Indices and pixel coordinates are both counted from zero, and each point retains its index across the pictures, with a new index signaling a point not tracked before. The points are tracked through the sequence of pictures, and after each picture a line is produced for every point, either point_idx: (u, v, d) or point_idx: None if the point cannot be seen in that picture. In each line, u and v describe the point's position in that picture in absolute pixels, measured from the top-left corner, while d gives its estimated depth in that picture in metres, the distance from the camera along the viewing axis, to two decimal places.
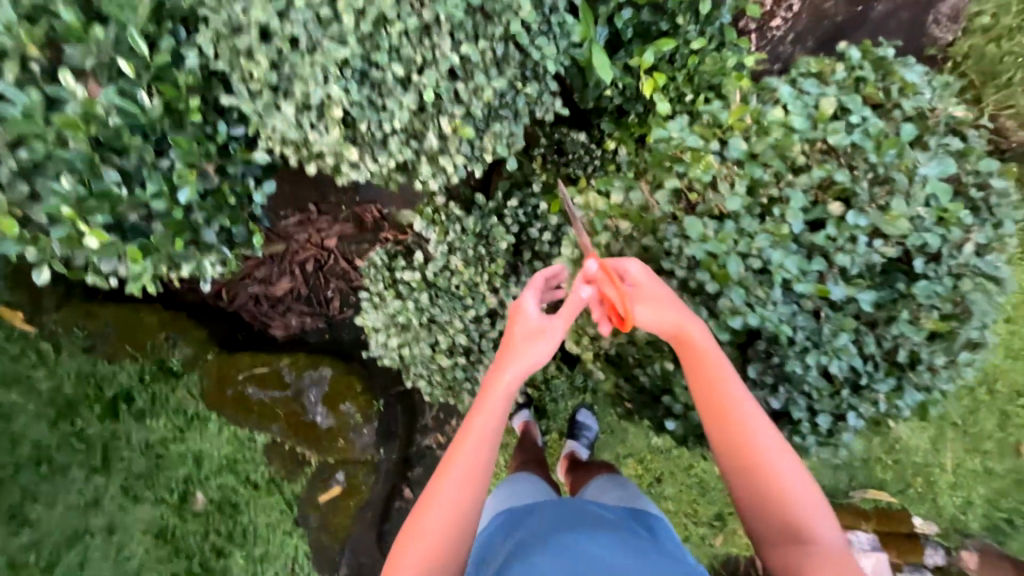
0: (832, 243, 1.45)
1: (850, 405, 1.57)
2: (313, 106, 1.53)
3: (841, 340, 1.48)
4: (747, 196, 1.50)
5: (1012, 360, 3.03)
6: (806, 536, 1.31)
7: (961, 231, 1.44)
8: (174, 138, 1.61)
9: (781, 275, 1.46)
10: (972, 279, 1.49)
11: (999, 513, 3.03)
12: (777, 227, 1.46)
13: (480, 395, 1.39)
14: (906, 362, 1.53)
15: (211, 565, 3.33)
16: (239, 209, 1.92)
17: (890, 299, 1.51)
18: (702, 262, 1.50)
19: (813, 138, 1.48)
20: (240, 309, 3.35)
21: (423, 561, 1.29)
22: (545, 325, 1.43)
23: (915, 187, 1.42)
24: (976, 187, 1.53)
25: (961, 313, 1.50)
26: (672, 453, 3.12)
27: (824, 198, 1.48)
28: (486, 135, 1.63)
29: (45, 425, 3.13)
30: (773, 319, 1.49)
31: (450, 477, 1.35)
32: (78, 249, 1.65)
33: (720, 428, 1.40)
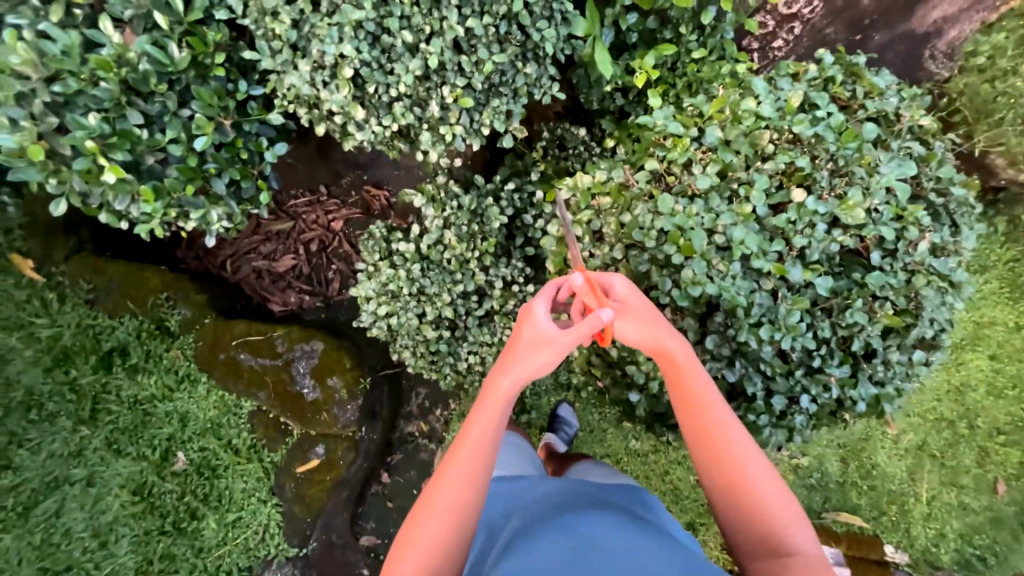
0: (792, 227, 1.54)
1: (803, 387, 1.62)
2: (327, 65, 1.64)
3: (794, 318, 1.54)
4: (718, 178, 1.60)
5: (996, 397, 3.03)
6: (786, 546, 1.30)
7: (917, 229, 1.53)
8: (197, 90, 1.72)
9: (741, 250, 1.53)
10: (926, 276, 1.56)
11: (972, 550, 3.01)
12: (742, 206, 1.55)
13: (478, 398, 1.42)
14: (861, 353, 1.60)
15: (183, 526, 3.33)
16: (250, 165, 2.02)
17: (847, 289, 1.58)
18: (670, 235, 1.58)
19: (781, 127, 1.59)
20: (242, 281, 3.45)
21: (420, 564, 1.31)
22: (548, 335, 1.39)
23: (873, 181, 1.53)
24: (936, 193, 1.62)
25: (914, 309, 1.58)
26: (648, 458, 3.14)
27: (788, 184, 1.57)
28: (486, 110, 1.74)
29: (40, 371, 3.17)
30: (731, 291, 1.56)
31: (446, 480, 1.38)
32: (95, 184, 1.76)
33: (695, 434, 1.43)
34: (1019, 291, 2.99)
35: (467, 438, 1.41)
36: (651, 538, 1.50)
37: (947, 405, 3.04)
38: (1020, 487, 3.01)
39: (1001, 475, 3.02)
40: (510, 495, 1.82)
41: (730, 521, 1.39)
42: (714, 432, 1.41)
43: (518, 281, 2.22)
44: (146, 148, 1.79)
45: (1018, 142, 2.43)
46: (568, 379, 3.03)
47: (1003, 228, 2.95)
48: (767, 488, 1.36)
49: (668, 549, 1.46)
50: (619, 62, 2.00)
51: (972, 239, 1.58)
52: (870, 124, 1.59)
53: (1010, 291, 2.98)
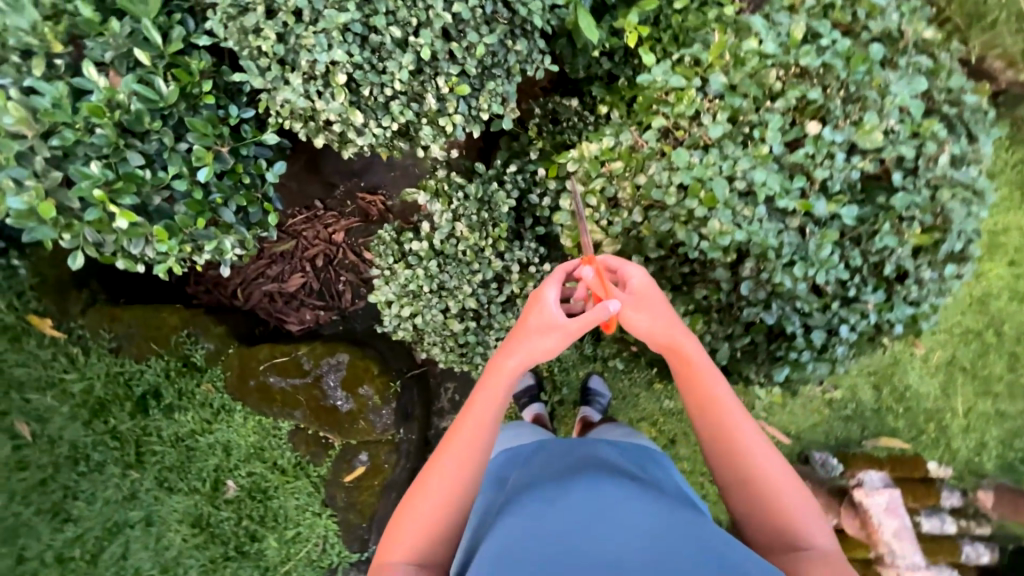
0: (811, 160, 1.53)
1: (841, 318, 1.63)
2: (319, 75, 1.63)
3: (825, 252, 1.55)
4: (729, 125, 1.58)
5: (1020, 302, 3.04)
6: (799, 538, 1.37)
7: (935, 143, 1.51)
8: (191, 122, 1.71)
9: (765, 192, 1.53)
10: (951, 189, 1.55)
11: (1015, 454, 3.06)
12: (758, 147, 1.54)
13: (483, 376, 1.52)
14: (895, 276, 1.61)
15: (245, 549, 3.43)
16: (253, 189, 2.01)
17: (874, 215, 1.57)
18: (690, 188, 1.58)
19: (787, 62, 1.56)
20: (255, 306, 3.50)
21: (423, 527, 1.48)
22: (553, 321, 1.48)
23: (887, 101, 1.50)
24: (948, 104, 1.60)
25: (942, 224, 1.58)
26: (683, 415, 3.22)
27: (802, 119, 1.56)
28: (482, 94, 1.73)
29: (81, 425, 3.28)
30: (760, 234, 1.56)
31: (447, 456, 1.51)
32: (108, 232, 1.78)
33: (705, 425, 1.51)
34: None
35: (469, 419, 1.52)
36: (660, 500, 1.53)
37: (971, 317, 3.07)
38: None
39: None
40: (526, 460, 1.87)
41: (738, 506, 1.47)
42: (730, 428, 1.48)
43: (534, 262, 2.22)
44: (152, 188, 1.79)
45: (1014, 41, 2.40)
46: (594, 351, 3.07)
47: (1007, 131, 2.92)
48: (781, 481, 1.43)
49: (674, 512, 1.49)
50: (603, 25, 1.96)
51: (989, 145, 1.58)
52: (876, 44, 1.54)
53: (1022, 195, 2.98)
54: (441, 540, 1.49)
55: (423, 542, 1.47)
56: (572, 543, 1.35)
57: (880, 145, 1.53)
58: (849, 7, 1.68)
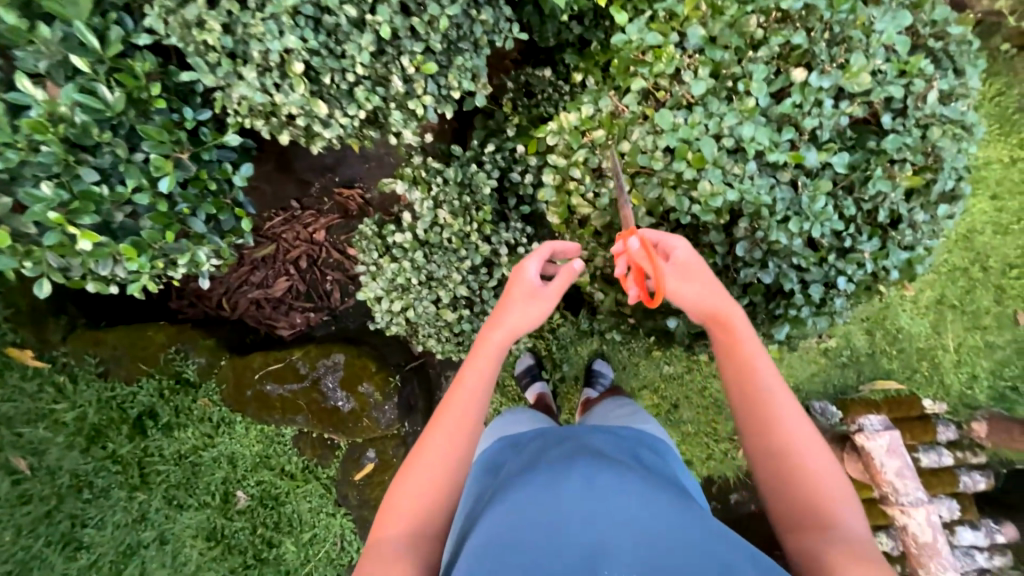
0: (798, 110, 1.48)
1: (838, 270, 1.62)
2: (274, 65, 1.53)
3: (819, 204, 1.52)
4: (712, 80, 1.51)
5: (1002, 235, 3.11)
6: (827, 519, 1.28)
7: (923, 80, 1.47)
8: (143, 130, 1.61)
9: (754, 148, 1.49)
10: (940, 127, 1.52)
11: (1005, 383, 3.13)
12: (744, 101, 1.48)
13: (472, 348, 1.56)
14: (888, 222, 1.59)
15: (263, 556, 3.43)
16: (222, 196, 1.92)
17: (865, 161, 1.54)
18: (677, 151, 1.53)
19: (767, 8, 1.49)
20: (244, 315, 3.44)
21: (412, 510, 1.42)
22: (541, 292, 1.59)
23: (872, 40, 1.45)
24: (934, 38, 1.54)
25: (933, 163, 1.56)
26: (683, 379, 3.27)
27: (787, 67, 1.50)
28: (451, 71, 1.63)
29: (79, 453, 3.22)
30: (752, 192, 1.53)
31: (438, 433, 1.50)
32: (72, 255, 1.69)
33: (738, 390, 1.46)
34: (1009, 125, 3.06)
35: (459, 395, 1.54)
36: (655, 487, 1.53)
37: (957, 254, 3.14)
38: None
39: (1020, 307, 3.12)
40: (521, 447, 1.87)
41: (765, 480, 1.39)
42: (763, 394, 1.42)
43: (522, 242, 2.18)
44: (112, 204, 1.69)
45: None
46: (591, 325, 3.08)
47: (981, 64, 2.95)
48: (814, 457, 1.36)
49: (668, 499, 1.49)
50: None
51: (977, 77, 1.54)
52: None
53: (1000, 127, 3.03)
54: (431, 526, 1.42)
55: (414, 521, 1.41)
56: (567, 531, 1.35)
57: (868, 87, 1.48)
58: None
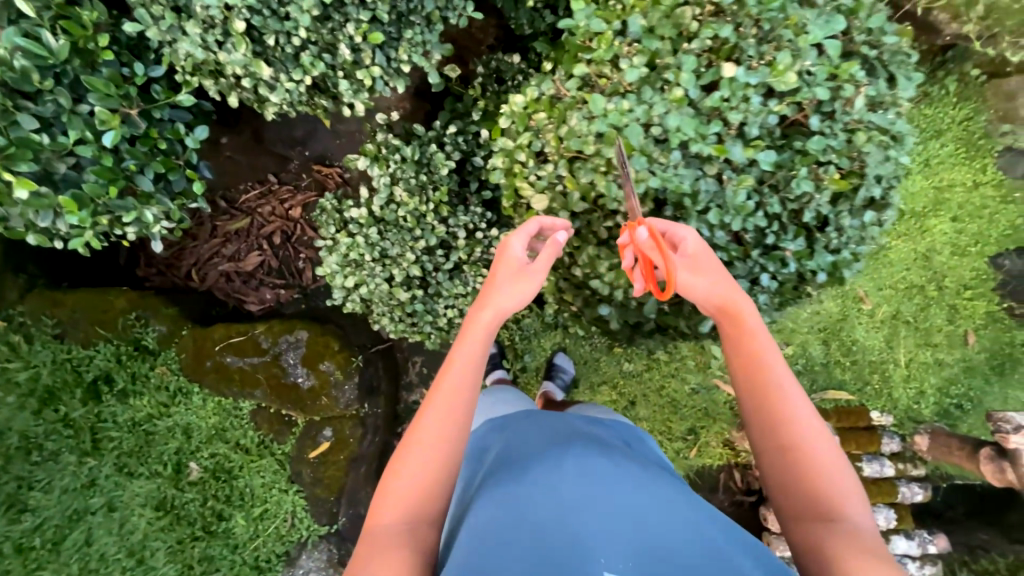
0: (726, 104, 1.50)
1: (761, 266, 1.67)
2: (217, 22, 1.51)
3: (740, 197, 1.55)
4: (646, 69, 1.53)
5: (958, 256, 3.22)
6: (834, 511, 1.34)
7: (852, 86, 1.49)
8: (88, 81, 1.58)
9: (679, 138, 1.51)
10: (867, 133, 1.54)
11: (950, 400, 3.24)
12: (673, 91, 1.50)
13: (460, 329, 1.51)
14: (815, 223, 1.63)
15: (213, 529, 3.40)
16: (173, 156, 1.91)
17: (791, 161, 1.57)
18: (606, 136, 1.55)
19: (701, 1, 1.50)
20: (212, 288, 3.41)
21: (408, 498, 1.42)
22: (528, 268, 1.52)
23: (801, 40, 1.45)
24: (868, 46, 1.55)
25: (858, 168, 1.59)
26: (643, 377, 3.32)
27: (717, 60, 1.50)
28: (400, 45, 1.65)
29: (30, 415, 3.15)
30: (674, 181, 1.56)
31: (428, 419, 1.47)
32: (9, 204, 1.66)
33: (750, 390, 1.48)
34: (973, 150, 3.16)
35: (449, 380, 1.50)
36: (650, 477, 1.58)
37: (916, 272, 3.23)
38: (988, 335, 3.23)
39: (970, 327, 3.23)
40: (512, 428, 1.89)
41: (773, 475, 1.44)
42: (773, 395, 1.45)
43: (480, 227, 2.19)
44: (52, 154, 1.66)
45: None
46: (554, 318, 3.12)
47: (949, 89, 3.10)
48: (823, 456, 1.40)
49: (663, 493, 1.52)
50: None
51: (909, 89, 1.57)
52: None
53: (964, 151, 3.15)
54: (428, 513, 1.43)
55: (410, 507, 1.41)
56: (571, 520, 1.40)
57: (796, 86, 1.49)
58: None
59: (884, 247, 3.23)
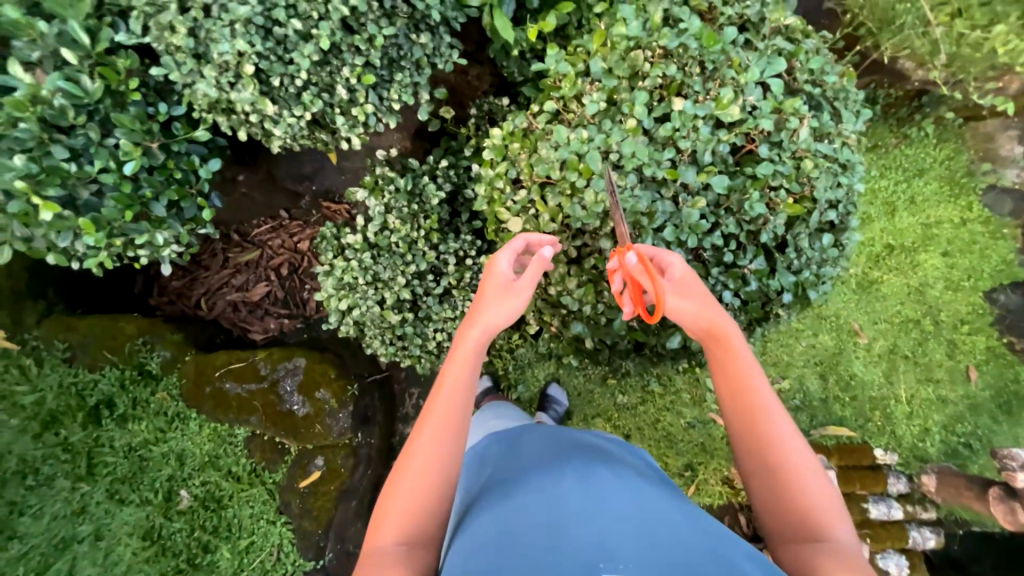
0: (677, 133, 1.63)
1: (722, 284, 1.75)
2: (230, 66, 1.71)
3: (694, 217, 1.65)
4: (605, 104, 1.70)
5: (953, 291, 3.22)
6: (820, 530, 1.32)
7: (797, 118, 1.61)
8: (117, 118, 1.78)
9: (633, 163, 1.64)
10: (814, 160, 1.65)
11: (957, 438, 3.15)
12: (629, 123, 1.65)
13: (451, 346, 1.56)
14: (773, 244, 1.72)
15: (197, 561, 3.33)
16: (187, 185, 2.10)
17: (743, 185, 1.67)
18: (569, 162, 1.69)
19: (651, 45, 1.66)
20: (219, 317, 3.55)
21: (406, 517, 1.43)
22: (515, 284, 1.58)
23: (744, 78, 1.61)
24: (812, 84, 1.71)
25: (810, 194, 1.68)
26: (638, 410, 3.29)
27: (668, 95, 1.65)
28: (392, 86, 1.88)
29: (30, 438, 3.15)
30: (631, 202, 1.68)
31: (422, 437, 1.50)
32: (35, 225, 1.82)
33: (733, 409, 1.49)
34: (958, 188, 3.23)
35: (441, 396, 1.53)
36: (643, 486, 1.60)
37: (910, 307, 3.22)
38: (991, 372, 3.17)
39: (972, 363, 3.18)
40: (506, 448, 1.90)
41: (758, 495, 1.43)
42: (757, 412, 1.44)
43: (470, 254, 2.31)
44: (78, 181, 1.85)
45: (920, 44, 2.74)
46: (547, 348, 3.16)
47: (932, 130, 3.22)
48: (807, 475, 1.38)
49: (658, 504, 1.53)
50: (524, 27, 2.04)
51: (854, 123, 1.71)
52: (729, 27, 1.64)
53: (949, 189, 3.22)
54: (426, 529, 1.45)
55: (408, 524, 1.43)
56: (556, 537, 1.39)
57: (742, 118, 1.63)
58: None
59: (876, 280, 3.24)
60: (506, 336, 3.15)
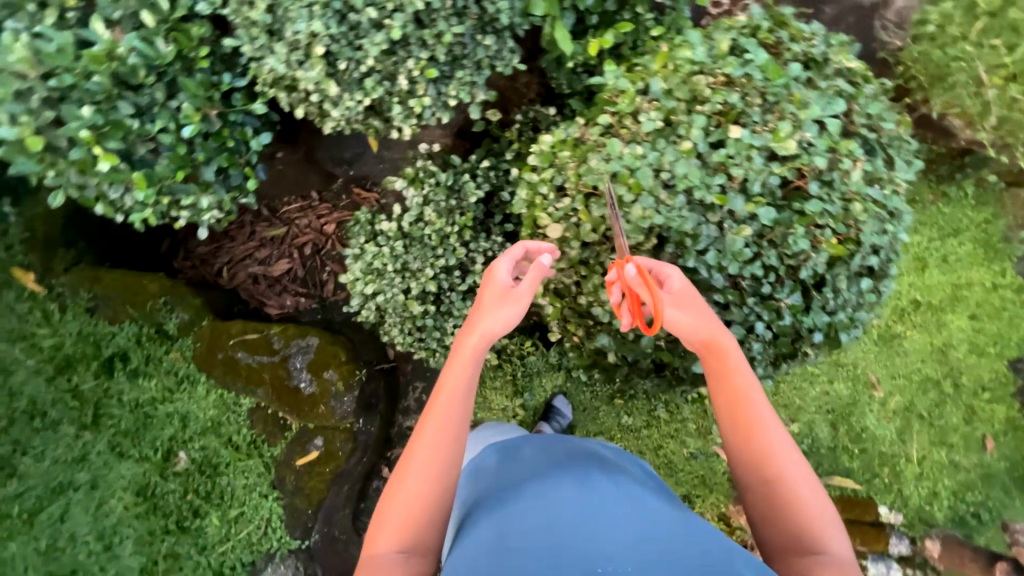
0: (730, 160, 1.65)
1: (755, 314, 1.76)
2: (301, 46, 1.77)
3: (738, 245, 1.66)
4: (661, 123, 1.71)
5: (978, 356, 3.16)
6: (815, 542, 1.35)
7: (850, 160, 1.63)
8: (183, 82, 1.86)
9: (685, 184, 1.66)
10: (864, 204, 1.65)
11: (966, 507, 3.08)
12: (684, 144, 1.67)
13: (450, 352, 1.59)
14: (811, 282, 1.72)
15: (186, 524, 3.34)
16: (236, 155, 2.16)
17: (790, 220, 1.67)
18: (619, 175, 1.72)
19: (715, 71, 1.69)
20: (238, 287, 3.60)
21: (406, 522, 1.44)
22: (515, 291, 1.61)
23: (804, 114, 1.63)
24: (868, 128, 1.72)
25: (855, 237, 1.68)
26: (642, 433, 3.26)
27: (726, 122, 1.67)
28: (451, 82, 1.94)
29: (43, 381, 3.17)
30: (678, 221, 1.69)
31: (421, 446, 1.51)
32: (90, 174, 1.88)
33: (734, 430, 1.52)
34: (993, 253, 3.17)
35: (439, 403, 1.56)
36: (641, 494, 1.61)
37: (931, 366, 3.16)
38: (1006, 442, 3.11)
39: (989, 432, 3.12)
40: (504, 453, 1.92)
41: (756, 510, 1.45)
42: (756, 429, 1.48)
43: (498, 255, 2.34)
44: (138, 138, 1.91)
45: (972, 103, 2.77)
46: (558, 359, 3.16)
47: (972, 191, 3.17)
48: (803, 486, 1.42)
49: (658, 516, 1.53)
50: (581, 42, 2.08)
51: (906, 172, 1.70)
52: (795, 64, 1.69)
53: (985, 252, 3.17)
54: (427, 532, 1.46)
55: (408, 533, 1.44)
56: (552, 534, 1.44)
57: (797, 153, 1.64)
58: (777, 30, 1.82)
59: (899, 334, 3.18)
60: (519, 342, 3.16)
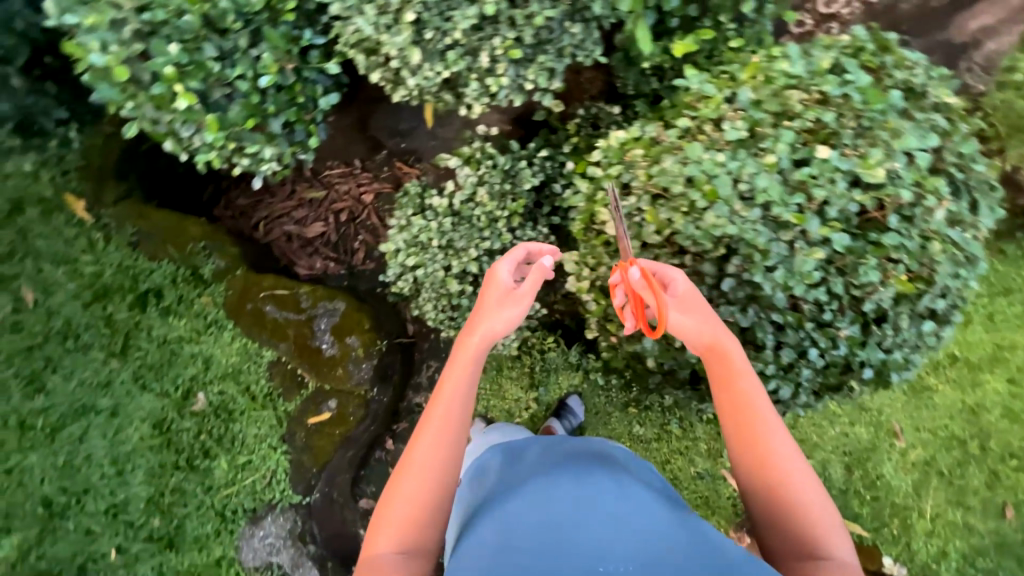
0: (813, 180, 1.62)
1: (810, 339, 1.76)
2: (392, 11, 1.81)
3: (807, 266, 1.63)
4: (747, 134, 1.70)
5: (1011, 422, 3.06)
6: (818, 547, 1.33)
7: (934, 197, 1.59)
8: (268, 33, 1.91)
9: (764, 198, 1.62)
10: (942, 244, 1.61)
11: (974, 571, 3.00)
12: (767, 157, 1.65)
13: (452, 350, 1.65)
14: (874, 315, 1.69)
15: (195, 463, 3.39)
16: (304, 111, 2.19)
17: (863, 249, 1.65)
18: (696, 180, 1.69)
19: (811, 89, 1.68)
20: (272, 243, 3.62)
21: (409, 519, 1.46)
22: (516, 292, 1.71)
23: (895, 145, 1.60)
24: (957, 168, 1.68)
25: (926, 275, 1.64)
26: (652, 446, 3.23)
27: (813, 142, 1.65)
28: (531, 65, 1.94)
29: (80, 304, 3.25)
30: (751, 234, 1.66)
31: (423, 441, 1.54)
32: (166, 109, 1.93)
33: (736, 439, 1.51)
34: None
35: (440, 401, 1.59)
36: (640, 491, 1.61)
37: (959, 424, 3.07)
38: None
39: (1010, 500, 3.02)
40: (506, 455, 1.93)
41: (757, 517, 1.44)
42: (759, 439, 1.47)
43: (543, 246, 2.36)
44: (217, 81, 1.95)
45: None
46: (579, 359, 3.15)
47: None
48: (806, 490, 1.40)
49: (659, 514, 1.53)
50: (659, 44, 2.06)
51: (988, 218, 1.66)
52: (896, 92, 1.67)
53: None
54: (429, 528, 1.48)
55: (410, 529, 1.45)
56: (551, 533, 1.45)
57: (882, 183, 1.61)
58: (881, 55, 1.80)
59: (930, 387, 3.08)
60: (542, 337, 3.16)
